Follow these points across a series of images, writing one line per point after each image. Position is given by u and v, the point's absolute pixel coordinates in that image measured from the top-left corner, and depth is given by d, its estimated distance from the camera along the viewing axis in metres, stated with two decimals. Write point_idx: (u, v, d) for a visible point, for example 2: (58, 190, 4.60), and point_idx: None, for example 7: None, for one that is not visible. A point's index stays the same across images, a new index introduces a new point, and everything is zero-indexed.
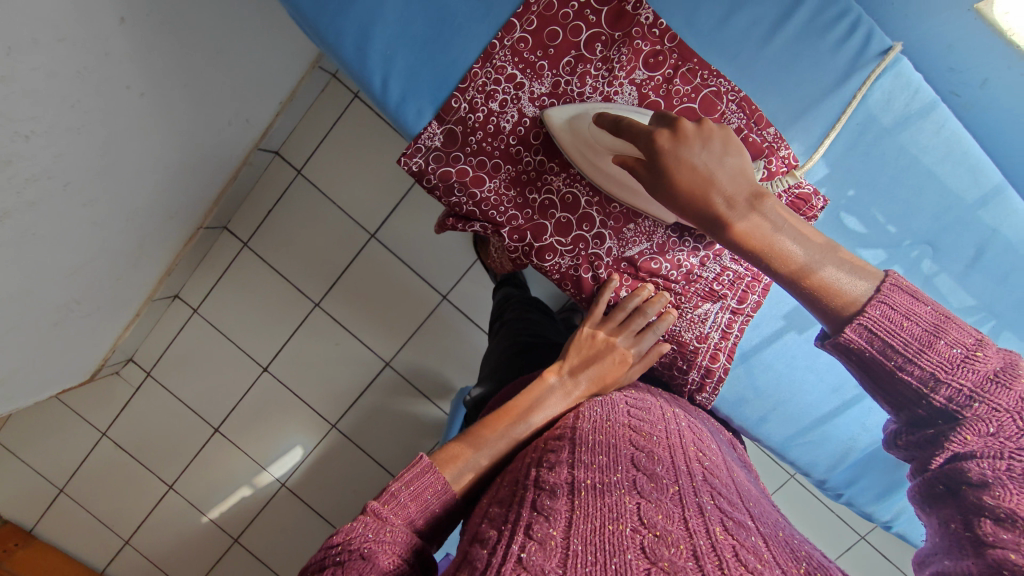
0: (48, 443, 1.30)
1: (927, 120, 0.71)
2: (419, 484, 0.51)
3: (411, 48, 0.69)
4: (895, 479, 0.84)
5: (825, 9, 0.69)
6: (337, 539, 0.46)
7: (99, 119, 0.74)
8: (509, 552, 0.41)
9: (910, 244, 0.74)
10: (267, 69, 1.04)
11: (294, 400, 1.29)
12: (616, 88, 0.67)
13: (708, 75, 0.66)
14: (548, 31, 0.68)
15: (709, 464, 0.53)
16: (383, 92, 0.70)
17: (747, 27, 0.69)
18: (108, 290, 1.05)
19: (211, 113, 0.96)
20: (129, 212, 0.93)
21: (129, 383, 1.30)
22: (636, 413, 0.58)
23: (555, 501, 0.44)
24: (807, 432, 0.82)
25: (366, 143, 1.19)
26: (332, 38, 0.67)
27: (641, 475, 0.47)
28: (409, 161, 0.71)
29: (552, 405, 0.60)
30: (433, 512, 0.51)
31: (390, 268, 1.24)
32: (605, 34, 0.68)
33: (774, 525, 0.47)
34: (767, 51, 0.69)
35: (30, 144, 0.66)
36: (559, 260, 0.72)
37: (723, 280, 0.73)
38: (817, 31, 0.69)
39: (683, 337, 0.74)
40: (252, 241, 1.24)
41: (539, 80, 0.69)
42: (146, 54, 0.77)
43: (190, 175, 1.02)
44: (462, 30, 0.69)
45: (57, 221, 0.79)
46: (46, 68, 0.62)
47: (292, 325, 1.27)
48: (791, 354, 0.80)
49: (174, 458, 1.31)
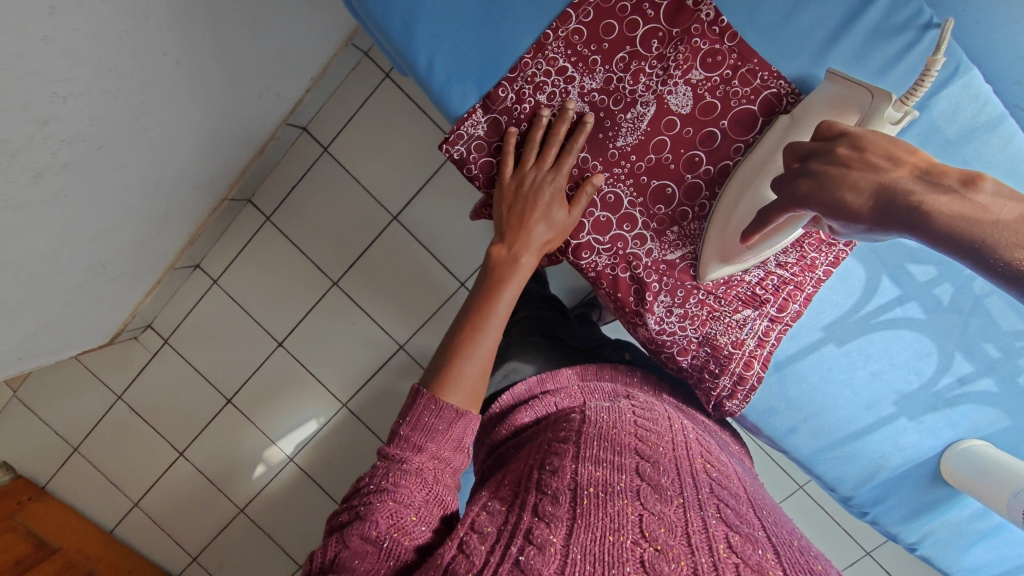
0: (65, 402, 1.33)
1: (994, 134, 0.69)
2: (418, 414, 0.54)
3: (460, 29, 0.67)
4: (924, 502, 0.83)
5: (901, 7, 0.63)
6: (358, 486, 0.52)
7: (135, 84, 0.74)
8: (508, 553, 0.43)
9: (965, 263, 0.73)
10: (300, 44, 1.02)
11: (307, 376, 1.30)
12: (670, 87, 0.66)
13: (769, 76, 0.65)
14: (604, 24, 0.66)
15: (717, 474, 0.53)
16: (428, 74, 0.69)
17: (809, 27, 0.64)
18: (132, 256, 1.06)
19: (243, 84, 0.96)
20: (157, 180, 0.94)
21: (147, 349, 1.32)
22: (643, 423, 0.58)
23: (557, 507, 0.46)
24: (836, 447, 0.81)
25: (394, 124, 1.18)
26: (380, 15, 0.66)
27: (645, 485, 0.47)
28: (451, 148, 0.71)
29: (506, 291, 0.63)
30: (434, 428, 0.54)
31: (410, 252, 1.23)
32: (663, 30, 0.66)
33: (790, 534, 0.47)
34: (834, 52, 0.64)
35: (66, 106, 0.66)
36: (595, 259, 0.72)
37: (766, 284, 0.71)
38: (891, 32, 0.64)
39: (718, 341, 0.73)
40: (274, 216, 1.25)
41: (590, 75, 0.67)
42: (184, 22, 0.76)
43: (220, 146, 1.03)
44: (514, 13, 0.67)
45: (91, 183, 0.80)
46: (87, 30, 0.62)
47: (309, 302, 1.27)
48: (827, 366, 0.78)
49: (186, 425, 1.33)
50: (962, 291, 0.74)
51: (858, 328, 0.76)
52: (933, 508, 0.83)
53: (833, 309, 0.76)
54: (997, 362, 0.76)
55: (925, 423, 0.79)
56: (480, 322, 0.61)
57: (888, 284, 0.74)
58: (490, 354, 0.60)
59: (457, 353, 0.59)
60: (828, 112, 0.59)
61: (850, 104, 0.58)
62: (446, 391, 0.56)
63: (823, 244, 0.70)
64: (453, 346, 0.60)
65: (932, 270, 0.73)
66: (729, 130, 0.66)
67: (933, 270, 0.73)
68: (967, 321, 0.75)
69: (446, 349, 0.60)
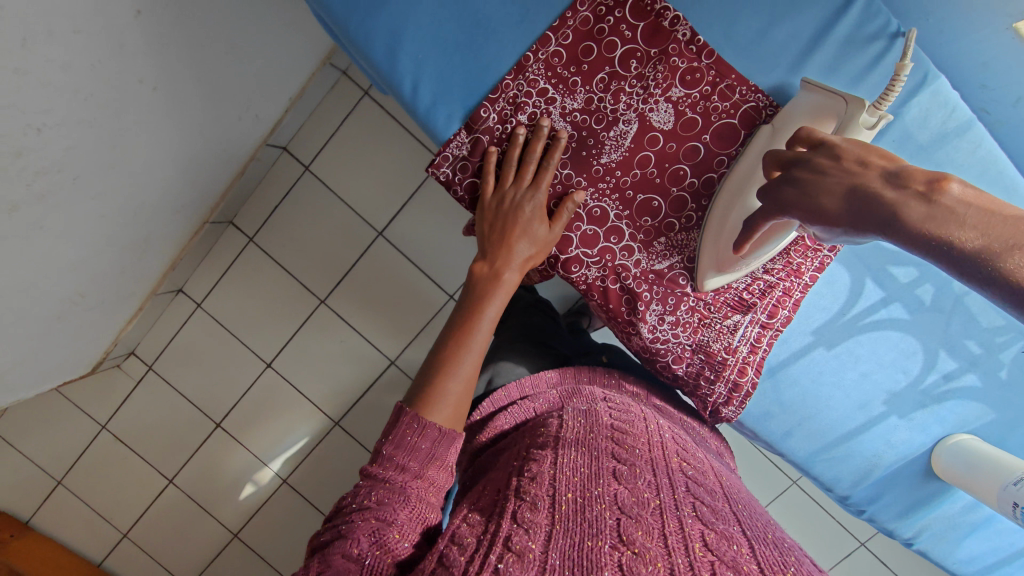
0: (46, 435, 1.29)
1: (963, 138, 0.71)
2: (401, 433, 0.54)
3: (442, 53, 0.68)
4: (918, 497, 0.85)
5: (869, 21, 0.66)
6: (340, 505, 0.53)
7: (111, 112, 0.73)
8: (486, 561, 0.42)
9: None
10: (278, 64, 1.02)
11: (297, 397, 1.28)
12: (651, 105, 0.67)
13: (748, 91, 0.66)
14: (583, 45, 0.67)
15: (693, 473, 0.54)
16: (413, 97, 0.68)
17: (785, 39, 0.66)
18: (113, 284, 1.04)
19: (222, 106, 0.95)
20: (136, 206, 0.92)
21: (130, 377, 1.29)
22: (620, 426, 0.59)
23: (535, 513, 0.46)
24: (831, 448, 0.82)
25: (376, 140, 1.18)
26: (362, 42, 0.66)
27: (622, 489, 0.48)
28: (437, 170, 0.71)
29: (489, 307, 0.63)
30: (419, 448, 0.54)
31: (396, 267, 1.23)
32: (641, 50, 0.67)
33: (765, 529, 0.48)
34: (810, 64, 0.66)
35: (41, 137, 0.65)
36: (585, 272, 0.72)
37: (754, 290, 0.72)
38: (862, 43, 0.66)
39: (711, 347, 0.74)
40: (257, 236, 1.23)
41: (571, 95, 0.68)
42: (160, 48, 0.74)
43: (199, 169, 1.01)
44: (496, 35, 0.68)
45: (68, 213, 0.78)
46: (61, 60, 0.61)
47: (296, 322, 1.26)
48: (818, 370, 0.79)
49: (173, 452, 1.30)
50: (944, 291, 0.76)
51: (846, 331, 0.78)
52: (927, 502, 0.85)
53: (821, 313, 0.78)
54: (980, 358, 0.78)
55: (914, 420, 0.81)
56: (464, 340, 0.61)
57: (873, 285, 0.76)
58: (472, 372, 0.60)
59: (441, 371, 0.59)
60: (810, 121, 0.61)
61: (829, 112, 0.60)
62: (429, 409, 0.56)
63: (808, 250, 0.71)
64: (436, 365, 0.59)
65: (914, 271, 0.75)
66: (711, 145, 0.67)
67: (915, 271, 0.75)
68: (949, 320, 0.77)
69: (429, 367, 0.59)
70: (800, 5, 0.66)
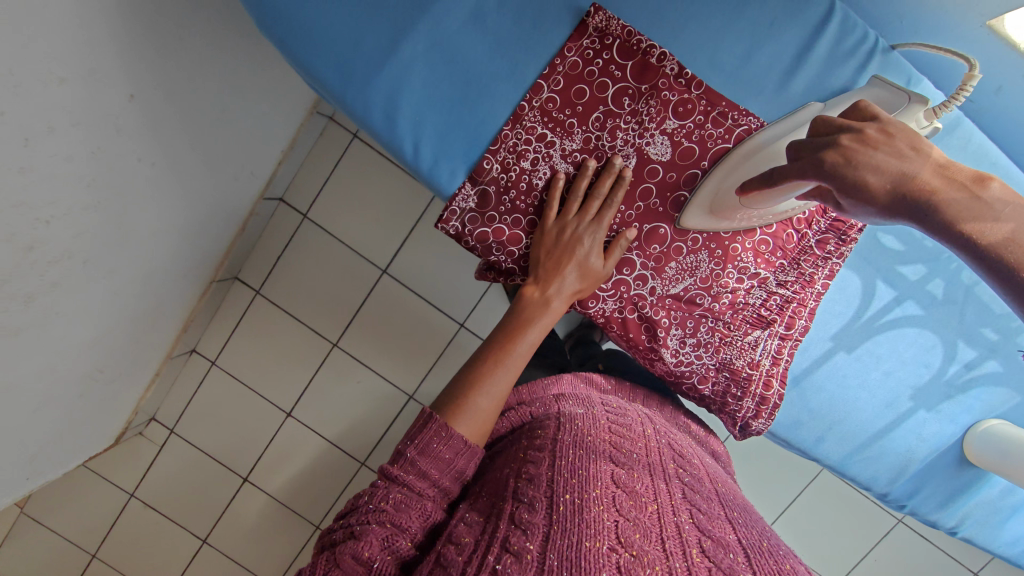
0: (76, 510, 1.29)
1: (954, 135, 0.74)
2: (428, 439, 0.54)
3: (440, 112, 0.67)
4: (956, 485, 0.86)
5: (846, 36, 0.69)
6: (355, 500, 0.52)
7: (114, 194, 0.74)
8: (485, 563, 0.44)
9: (949, 257, 0.76)
10: (269, 120, 1.03)
11: (321, 442, 1.29)
12: (648, 138, 0.68)
13: (739, 115, 0.67)
14: (575, 89, 0.67)
15: (689, 479, 0.55)
16: (415, 157, 0.67)
17: (768, 62, 0.68)
18: (128, 355, 1.04)
19: (217, 170, 0.96)
20: (144, 277, 0.93)
21: (153, 442, 1.29)
22: (617, 428, 0.60)
23: (533, 515, 0.47)
24: (864, 448, 0.83)
25: (370, 181, 1.19)
26: (358, 108, 0.64)
27: (620, 492, 0.49)
28: (446, 225, 0.70)
29: (532, 331, 0.64)
30: (441, 456, 0.54)
31: (404, 302, 1.24)
32: (632, 88, 0.67)
33: (759, 535, 0.50)
34: (795, 83, 0.69)
35: (50, 229, 0.66)
36: (602, 306, 0.73)
37: (771, 305, 0.73)
38: (843, 56, 0.69)
39: (735, 364, 0.75)
40: (264, 288, 1.25)
41: (569, 137, 0.68)
42: (156, 126, 0.75)
43: (201, 232, 1.02)
44: (491, 90, 0.67)
45: (80, 296, 0.80)
46: (63, 153, 0.62)
47: (312, 367, 1.26)
48: (842, 374, 0.80)
49: (204, 512, 1.30)
50: (954, 283, 0.77)
51: (864, 333, 0.79)
52: (965, 489, 0.86)
53: (837, 319, 0.78)
54: (998, 344, 0.79)
55: (943, 412, 0.82)
56: (502, 357, 0.61)
57: (884, 287, 0.77)
58: (506, 389, 0.60)
59: (472, 386, 0.59)
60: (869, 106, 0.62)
61: (888, 103, 0.61)
62: (457, 418, 0.57)
63: (818, 260, 0.73)
64: (466, 376, 0.60)
65: (922, 268, 0.77)
66: (710, 170, 0.68)
67: (923, 268, 0.77)
68: (962, 310, 0.78)
69: (462, 378, 0.60)
70: (777, 29, 0.68)
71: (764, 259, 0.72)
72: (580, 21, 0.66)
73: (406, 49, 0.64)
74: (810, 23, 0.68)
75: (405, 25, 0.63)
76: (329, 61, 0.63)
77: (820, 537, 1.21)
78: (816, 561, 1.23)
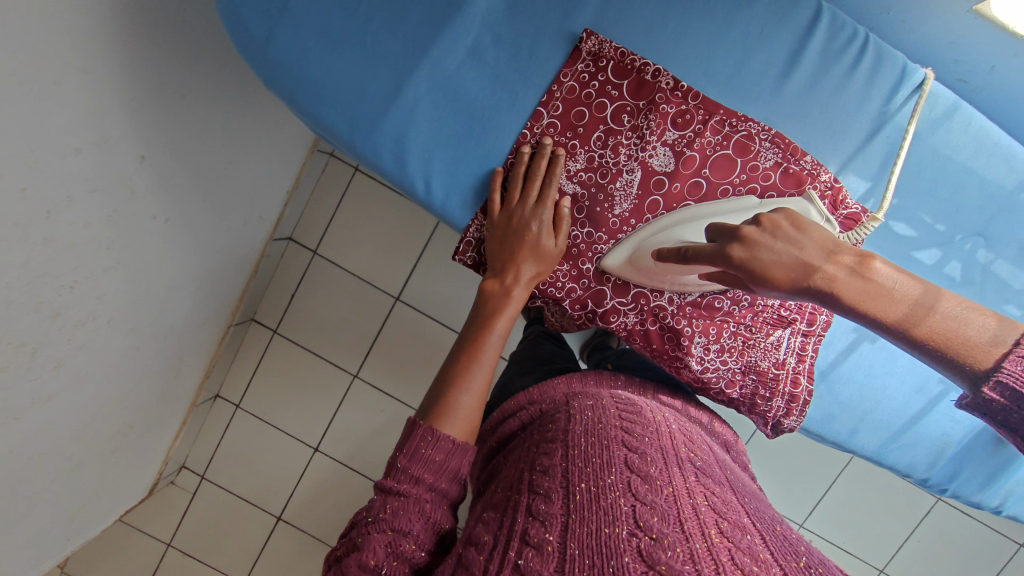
0: (116, 564, 1.30)
1: (954, 120, 0.74)
2: (414, 445, 0.54)
3: (447, 147, 0.68)
4: (997, 464, 0.85)
5: (836, 36, 0.70)
6: (357, 518, 0.52)
7: (132, 253, 0.76)
8: (506, 559, 0.43)
9: (962, 238, 0.76)
10: (274, 164, 1.06)
11: (351, 474, 1.29)
12: (650, 152, 0.68)
13: (738, 121, 0.68)
14: (575, 112, 0.68)
15: (701, 464, 0.54)
16: (427, 194, 0.69)
17: (762, 68, 0.70)
18: (155, 407, 1.06)
19: (227, 218, 0.98)
20: (165, 329, 0.95)
21: (185, 490, 1.30)
22: (627, 416, 0.59)
23: (551, 505, 0.47)
24: (900, 435, 0.82)
25: (375, 212, 1.21)
26: (368, 153, 0.67)
27: (635, 477, 0.48)
28: (463, 256, 0.72)
29: (499, 321, 0.64)
30: (433, 461, 0.54)
31: (420, 327, 1.25)
32: (630, 105, 0.68)
33: (772, 519, 0.49)
34: (789, 86, 0.70)
35: (75, 293, 0.68)
36: (624, 319, 0.72)
37: (790, 305, 0.72)
38: (835, 56, 0.71)
39: (761, 366, 0.74)
40: (281, 327, 1.26)
41: (573, 158, 0.69)
42: (167, 183, 0.77)
43: (215, 279, 1.04)
44: (493, 121, 0.69)
45: (106, 355, 0.81)
46: (83, 220, 0.64)
47: (335, 400, 1.27)
48: (869, 363, 0.80)
49: (241, 555, 1.30)
50: (969, 263, 0.77)
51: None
52: (1006, 468, 0.85)
53: None
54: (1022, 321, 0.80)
55: None
56: (475, 353, 0.62)
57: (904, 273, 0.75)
58: (485, 383, 0.61)
59: (453, 384, 0.59)
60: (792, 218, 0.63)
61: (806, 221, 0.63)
62: (442, 423, 0.56)
63: None
64: (445, 377, 0.60)
65: (936, 252, 0.77)
66: (712, 176, 0.68)
67: (937, 252, 0.76)
68: (982, 290, 0.78)
69: (441, 381, 0.60)
70: (767, 36, 0.69)
71: None
72: (573, 47, 0.68)
73: (409, 92, 0.66)
74: (799, 28, 0.70)
75: (406, 72, 0.66)
76: (336, 112, 0.65)
77: (863, 525, 1.20)
78: (861, 547, 1.21)
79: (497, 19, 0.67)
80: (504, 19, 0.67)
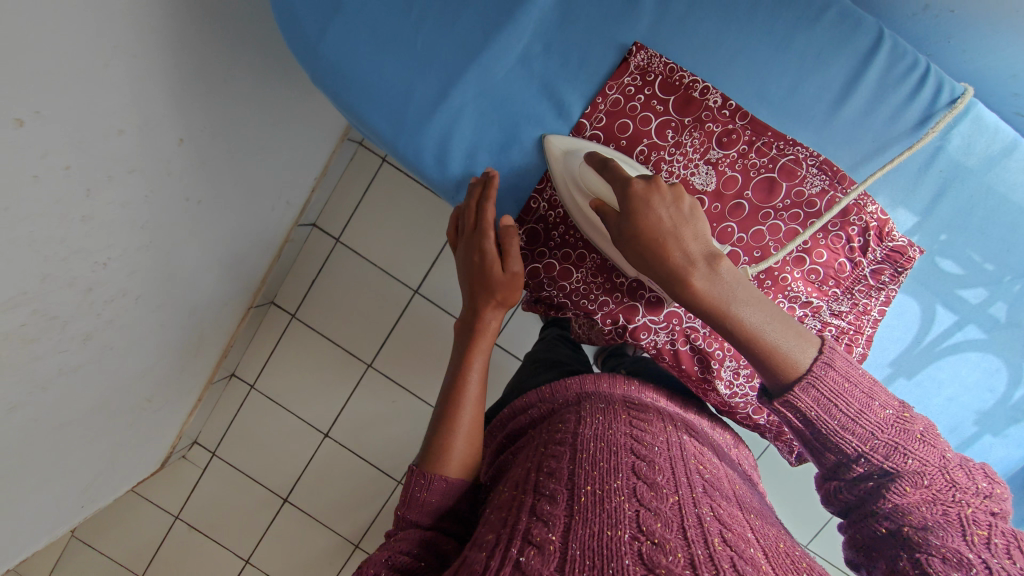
0: (125, 532, 1.33)
1: (1011, 158, 0.72)
2: (410, 491, 0.57)
3: (490, 152, 0.70)
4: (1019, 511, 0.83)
5: (897, 63, 0.68)
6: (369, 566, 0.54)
7: (164, 232, 0.77)
8: (507, 556, 0.43)
9: (1011, 279, 0.75)
10: (306, 151, 1.06)
11: (358, 461, 1.30)
12: (692, 169, 0.68)
13: (785, 145, 0.66)
14: (618, 124, 0.69)
15: (710, 476, 0.53)
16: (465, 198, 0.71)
17: (816, 92, 0.68)
18: (174, 383, 1.07)
19: (257, 202, 0.99)
20: (189, 308, 0.96)
21: (196, 465, 1.33)
22: (638, 424, 0.58)
23: (554, 506, 0.46)
24: None
25: (401, 204, 1.21)
26: (411, 154, 0.69)
27: (641, 484, 0.48)
28: None
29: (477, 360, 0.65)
30: (428, 502, 0.56)
31: (437, 320, 1.25)
32: (675, 120, 0.68)
33: (775, 537, 0.48)
34: (841, 113, 0.69)
35: (109, 270, 0.69)
36: (654, 337, 0.70)
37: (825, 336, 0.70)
38: (893, 84, 0.68)
39: None
40: (300, 312, 1.28)
41: None
42: (203, 165, 0.78)
43: (240, 260, 1.05)
44: (535, 130, 0.70)
45: (133, 331, 0.82)
46: (122, 199, 0.65)
47: (349, 387, 1.28)
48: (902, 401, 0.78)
49: (247, 532, 1.32)
50: (1016, 305, 0.76)
51: (924, 359, 0.77)
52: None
53: (895, 345, 0.77)
54: None
55: (1009, 435, 0.79)
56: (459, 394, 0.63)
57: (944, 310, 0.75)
58: (475, 422, 0.62)
59: (443, 426, 0.61)
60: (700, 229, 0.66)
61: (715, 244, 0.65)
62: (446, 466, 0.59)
63: (872, 289, 0.69)
64: (440, 421, 0.61)
65: (982, 292, 0.75)
66: (754, 199, 0.67)
67: (984, 291, 0.75)
68: None
69: (434, 423, 0.62)
70: (824, 61, 0.67)
71: (815, 287, 0.68)
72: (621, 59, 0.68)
73: (456, 96, 0.67)
74: (859, 54, 0.67)
75: (454, 76, 0.66)
76: (383, 113, 0.67)
77: None
78: None
79: (549, 27, 0.67)
80: (555, 28, 0.67)
